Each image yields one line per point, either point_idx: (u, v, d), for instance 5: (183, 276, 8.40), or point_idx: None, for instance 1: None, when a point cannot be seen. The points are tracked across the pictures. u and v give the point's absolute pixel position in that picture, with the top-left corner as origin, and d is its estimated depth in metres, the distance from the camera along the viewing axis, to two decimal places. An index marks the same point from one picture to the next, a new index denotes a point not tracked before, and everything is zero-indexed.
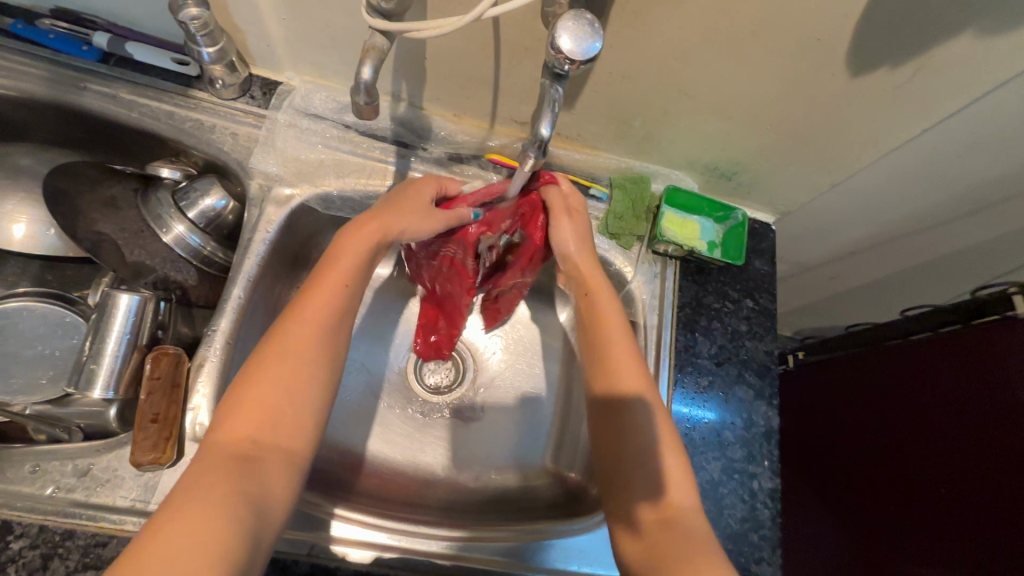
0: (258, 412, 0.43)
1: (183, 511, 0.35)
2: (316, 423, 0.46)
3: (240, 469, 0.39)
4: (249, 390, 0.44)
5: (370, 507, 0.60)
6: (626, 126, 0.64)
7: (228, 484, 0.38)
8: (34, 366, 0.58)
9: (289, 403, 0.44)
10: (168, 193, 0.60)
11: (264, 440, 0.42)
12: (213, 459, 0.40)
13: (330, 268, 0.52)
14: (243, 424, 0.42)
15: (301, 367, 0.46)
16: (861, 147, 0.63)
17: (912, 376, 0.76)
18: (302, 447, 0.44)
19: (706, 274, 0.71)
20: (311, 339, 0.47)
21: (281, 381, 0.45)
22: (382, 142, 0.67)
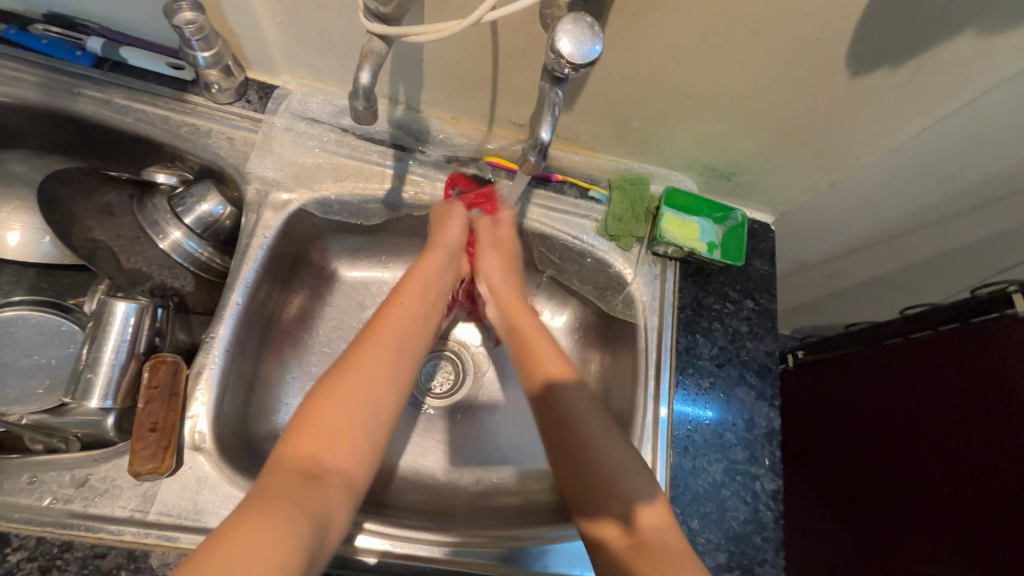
0: (323, 432, 0.43)
1: (250, 520, 0.35)
2: (375, 448, 0.45)
3: (304, 485, 0.39)
4: (319, 405, 0.44)
5: (372, 513, 0.59)
6: (625, 128, 0.63)
7: (289, 499, 0.37)
8: (29, 376, 0.58)
9: (350, 427, 0.44)
10: (164, 199, 0.59)
11: (325, 458, 0.42)
12: (279, 473, 0.40)
13: (398, 295, 0.55)
14: (309, 440, 0.42)
15: (366, 389, 0.46)
16: (861, 147, 0.62)
17: (913, 376, 0.77)
18: (360, 469, 0.43)
19: (706, 274, 0.71)
20: (379, 359, 0.48)
21: (346, 402, 0.45)
22: (380, 145, 0.66)
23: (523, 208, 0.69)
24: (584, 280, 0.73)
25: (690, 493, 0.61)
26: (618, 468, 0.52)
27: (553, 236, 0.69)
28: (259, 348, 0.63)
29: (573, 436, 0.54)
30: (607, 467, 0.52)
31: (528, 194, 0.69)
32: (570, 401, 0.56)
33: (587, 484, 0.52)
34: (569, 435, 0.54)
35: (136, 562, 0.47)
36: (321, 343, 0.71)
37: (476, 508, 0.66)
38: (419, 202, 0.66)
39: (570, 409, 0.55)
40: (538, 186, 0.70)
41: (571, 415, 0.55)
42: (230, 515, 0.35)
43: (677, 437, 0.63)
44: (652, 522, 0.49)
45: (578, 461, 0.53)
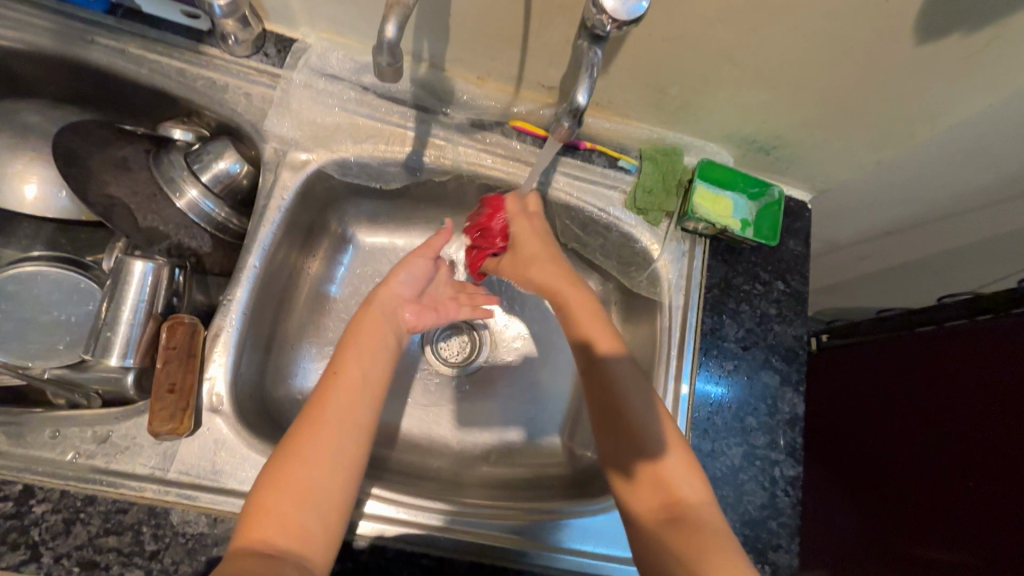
0: (273, 516, 0.41)
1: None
2: (331, 524, 0.43)
3: (258, 572, 0.38)
4: (269, 489, 0.43)
5: (391, 483, 0.60)
6: (662, 94, 0.59)
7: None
8: (50, 332, 0.57)
9: (298, 508, 0.42)
10: (180, 155, 0.58)
11: (277, 542, 0.41)
12: (232, 561, 0.39)
13: (350, 345, 0.51)
14: (261, 527, 0.41)
15: (318, 468, 0.44)
16: (916, 123, 0.58)
17: (948, 368, 0.73)
18: (315, 546, 0.42)
19: (737, 253, 0.68)
20: (326, 433, 0.45)
21: (296, 486, 0.43)
22: (401, 105, 0.63)
23: (548, 177, 0.66)
24: (608, 254, 0.71)
25: (706, 475, 0.60)
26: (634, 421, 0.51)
27: (578, 208, 0.67)
28: (276, 312, 0.63)
29: (618, 424, 0.52)
30: (641, 431, 0.51)
31: (554, 162, 0.66)
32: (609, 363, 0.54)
33: (621, 450, 0.51)
34: (613, 422, 0.52)
35: (156, 519, 0.47)
36: (339, 309, 0.71)
37: (489, 478, 0.66)
38: (441, 167, 0.64)
39: (608, 376, 0.54)
40: (565, 154, 0.67)
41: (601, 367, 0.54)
42: None
43: (697, 419, 0.62)
44: (689, 498, 0.48)
45: (624, 441, 0.51)
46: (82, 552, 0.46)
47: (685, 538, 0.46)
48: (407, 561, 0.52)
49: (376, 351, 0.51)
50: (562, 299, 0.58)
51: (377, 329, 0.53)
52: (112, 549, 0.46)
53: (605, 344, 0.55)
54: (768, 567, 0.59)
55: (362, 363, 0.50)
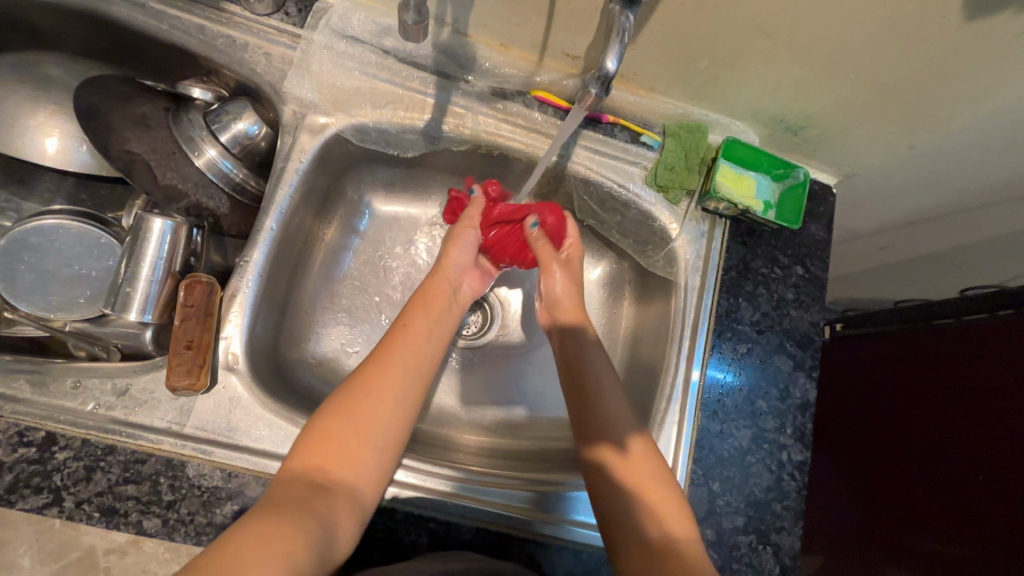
0: (335, 443, 0.43)
1: (254, 525, 0.34)
2: (384, 466, 0.45)
3: (311, 496, 0.39)
4: (333, 418, 0.44)
5: (421, 454, 0.61)
6: (690, 67, 0.58)
7: (298, 506, 0.37)
8: (71, 285, 0.57)
9: (361, 439, 0.44)
10: (199, 115, 0.58)
11: (334, 470, 0.42)
12: (291, 483, 0.40)
13: (420, 304, 0.55)
14: (317, 453, 0.42)
15: (382, 405, 0.45)
16: (955, 105, 0.56)
17: (966, 360, 0.71)
18: (363, 483, 0.43)
19: (757, 236, 0.67)
20: (391, 377, 0.47)
21: (360, 418, 0.44)
22: (422, 71, 0.62)
23: (568, 150, 0.65)
24: (625, 232, 0.70)
25: (714, 456, 0.60)
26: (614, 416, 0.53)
27: (596, 183, 0.66)
28: (291, 276, 0.63)
29: (614, 471, 0.51)
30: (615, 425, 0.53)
31: (575, 134, 0.65)
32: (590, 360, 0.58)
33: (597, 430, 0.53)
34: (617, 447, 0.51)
35: (173, 471, 0.48)
36: (353, 276, 0.71)
37: (496, 449, 0.67)
38: (460, 136, 0.63)
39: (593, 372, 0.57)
40: (586, 127, 0.65)
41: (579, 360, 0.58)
42: (239, 522, 0.34)
43: (707, 400, 0.62)
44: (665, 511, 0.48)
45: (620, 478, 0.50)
46: (102, 498, 0.47)
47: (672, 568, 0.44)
48: (415, 524, 0.53)
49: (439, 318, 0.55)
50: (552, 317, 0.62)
51: (438, 291, 0.57)
52: (132, 498, 0.47)
53: (607, 403, 0.54)
54: (771, 548, 0.59)
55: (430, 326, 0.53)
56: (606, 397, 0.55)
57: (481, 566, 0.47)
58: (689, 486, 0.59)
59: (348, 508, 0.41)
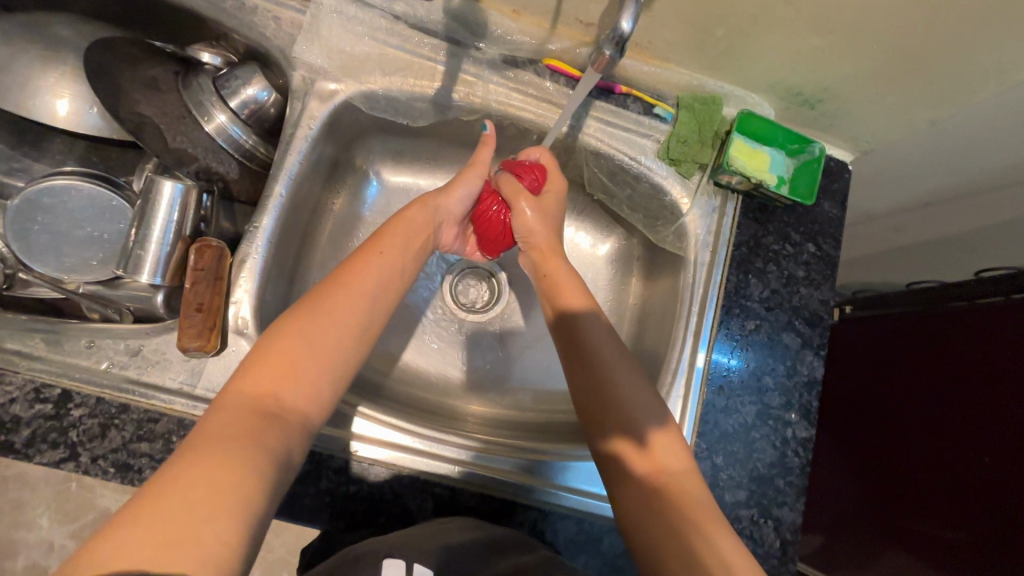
0: (282, 366, 0.41)
1: (197, 462, 0.33)
2: (334, 392, 0.43)
3: (261, 423, 0.38)
4: (281, 343, 0.42)
5: (378, 403, 0.61)
6: (706, 36, 0.56)
7: (247, 438, 0.36)
8: (84, 247, 0.57)
9: (311, 363, 0.42)
10: (209, 79, 0.58)
11: (283, 396, 0.40)
12: (232, 407, 0.38)
13: (387, 233, 0.53)
14: (265, 377, 0.40)
15: (334, 332, 0.44)
16: (980, 78, 0.54)
17: (976, 343, 0.70)
18: (316, 409, 0.42)
19: (769, 212, 0.66)
20: (348, 304, 0.46)
21: (309, 344, 0.42)
22: (433, 37, 0.61)
23: (579, 120, 0.64)
24: (635, 207, 0.70)
25: (718, 430, 0.61)
26: (634, 399, 0.50)
27: (608, 154, 0.65)
28: (300, 244, 0.64)
29: (628, 459, 0.48)
30: (632, 409, 0.50)
31: (587, 105, 0.64)
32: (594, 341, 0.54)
33: (613, 415, 0.50)
34: (636, 440, 0.49)
35: (185, 430, 0.50)
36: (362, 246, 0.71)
37: (501, 420, 0.68)
38: (469, 105, 0.62)
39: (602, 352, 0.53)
40: (599, 97, 0.64)
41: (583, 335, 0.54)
42: (175, 458, 0.33)
43: (713, 376, 0.62)
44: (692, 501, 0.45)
45: (632, 467, 0.48)
46: (117, 455, 0.48)
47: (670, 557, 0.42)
48: (419, 489, 0.54)
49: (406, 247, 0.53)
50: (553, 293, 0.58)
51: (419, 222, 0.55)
52: (145, 455, 0.49)
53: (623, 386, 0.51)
54: (772, 522, 0.60)
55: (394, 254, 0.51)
56: (626, 394, 0.50)
57: (488, 534, 0.48)
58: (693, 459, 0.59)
59: (299, 434, 0.40)
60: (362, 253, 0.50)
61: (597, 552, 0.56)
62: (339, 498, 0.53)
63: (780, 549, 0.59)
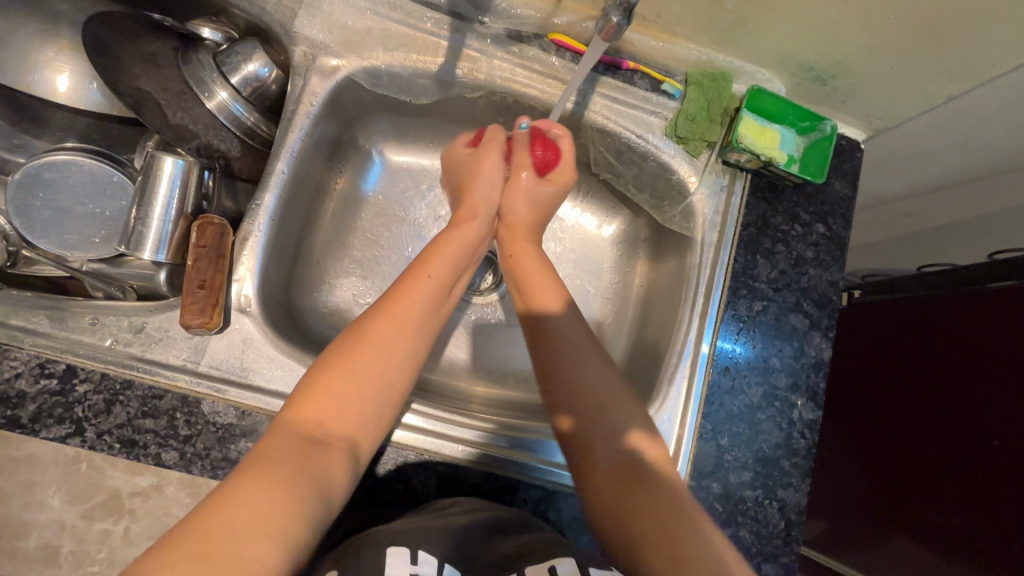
0: (329, 396, 0.41)
1: (247, 489, 0.34)
2: (379, 420, 0.44)
3: (309, 453, 0.38)
4: (328, 371, 0.43)
5: None
6: (717, 8, 0.55)
7: (292, 467, 0.36)
8: (86, 224, 0.57)
9: (357, 392, 0.42)
10: (209, 56, 0.57)
11: (329, 426, 0.41)
12: (282, 437, 0.39)
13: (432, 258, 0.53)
14: (314, 407, 0.41)
15: (381, 360, 0.44)
16: (1000, 51, 0.52)
17: (982, 326, 0.69)
18: (361, 437, 0.42)
19: (778, 191, 0.65)
20: (391, 332, 0.46)
21: (356, 372, 0.43)
22: (435, 11, 0.59)
23: (585, 97, 0.63)
24: (641, 186, 0.68)
25: (724, 411, 0.60)
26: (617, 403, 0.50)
27: (613, 132, 0.64)
28: (302, 224, 0.63)
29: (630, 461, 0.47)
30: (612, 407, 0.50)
31: (593, 81, 0.63)
32: (568, 337, 0.54)
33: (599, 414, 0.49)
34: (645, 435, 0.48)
35: (189, 407, 0.50)
36: (365, 227, 0.71)
37: (504, 401, 0.68)
38: (473, 81, 0.61)
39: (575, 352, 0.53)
40: (605, 73, 0.63)
41: (556, 335, 0.54)
42: (224, 484, 0.34)
43: (720, 358, 0.61)
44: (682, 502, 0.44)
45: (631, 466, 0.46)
46: (122, 430, 0.48)
47: (652, 552, 0.41)
48: (423, 468, 0.54)
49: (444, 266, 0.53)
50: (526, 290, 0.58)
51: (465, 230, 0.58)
52: (150, 431, 0.49)
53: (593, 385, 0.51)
54: (776, 503, 0.59)
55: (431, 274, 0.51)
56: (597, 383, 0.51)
57: (489, 516, 0.47)
58: (698, 440, 0.59)
59: (345, 463, 0.40)
60: (408, 278, 0.51)
61: None
62: None
63: (784, 529, 0.59)
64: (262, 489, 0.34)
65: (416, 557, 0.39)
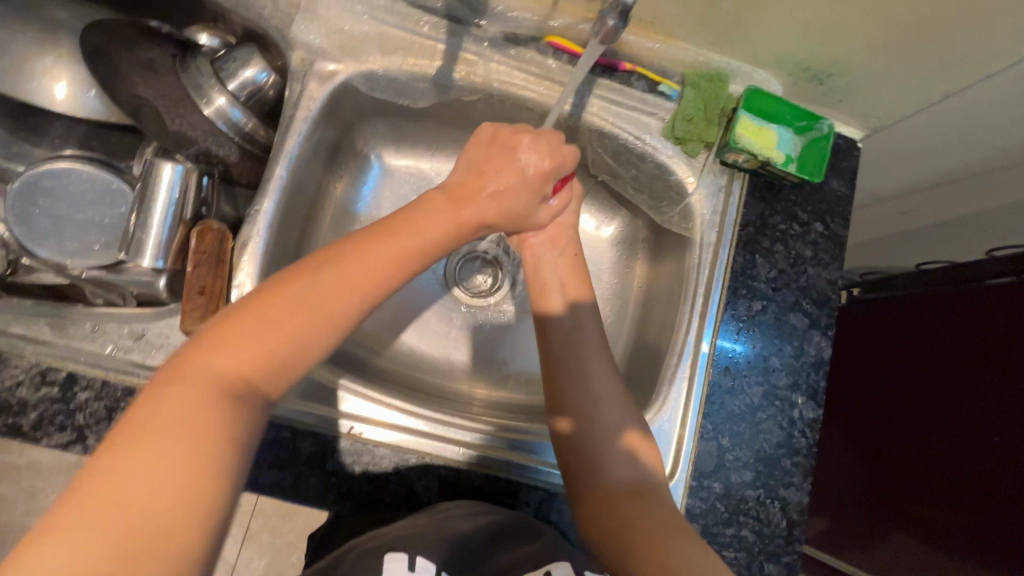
0: (255, 339, 0.36)
1: (144, 451, 0.30)
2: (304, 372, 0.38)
3: (218, 402, 0.33)
4: (260, 312, 0.37)
5: (388, 389, 0.61)
6: (713, 9, 0.55)
7: (195, 418, 0.32)
8: (86, 232, 0.57)
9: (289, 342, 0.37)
10: (207, 63, 0.58)
11: (250, 373, 0.36)
12: (193, 377, 0.34)
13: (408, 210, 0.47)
14: (233, 347, 0.36)
15: (320, 310, 0.39)
16: (995, 49, 0.53)
17: (980, 324, 0.69)
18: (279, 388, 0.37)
19: (776, 191, 0.65)
20: (339, 286, 0.40)
21: (292, 317, 0.38)
22: (432, 15, 0.60)
23: (582, 99, 0.63)
24: (640, 187, 0.69)
25: (725, 411, 0.60)
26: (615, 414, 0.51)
27: (611, 134, 0.64)
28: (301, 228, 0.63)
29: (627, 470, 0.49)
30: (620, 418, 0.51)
31: (590, 83, 0.63)
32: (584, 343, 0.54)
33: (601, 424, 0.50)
34: None
35: None
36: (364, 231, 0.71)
37: (505, 404, 0.68)
38: (471, 84, 0.61)
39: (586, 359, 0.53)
40: (602, 75, 0.63)
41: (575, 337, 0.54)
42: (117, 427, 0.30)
43: (720, 358, 0.61)
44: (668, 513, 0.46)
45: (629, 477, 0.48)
46: None
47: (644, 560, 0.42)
48: (425, 472, 0.54)
49: (428, 236, 0.45)
50: (553, 290, 0.56)
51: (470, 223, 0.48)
52: None
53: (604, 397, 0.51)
54: (778, 503, 0.59)
55: (405, 241, 0.44)
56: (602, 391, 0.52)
57: (492, 519, 0.47)
58: (699, 440, 0.59)
59: (262, 421, 0.36)
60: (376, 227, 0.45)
61: None
62: (344, 481, 0.53)
63: (786, 529, 0.59)
64: (166, 460, 0.30)
65: (414, 563, 0.40)
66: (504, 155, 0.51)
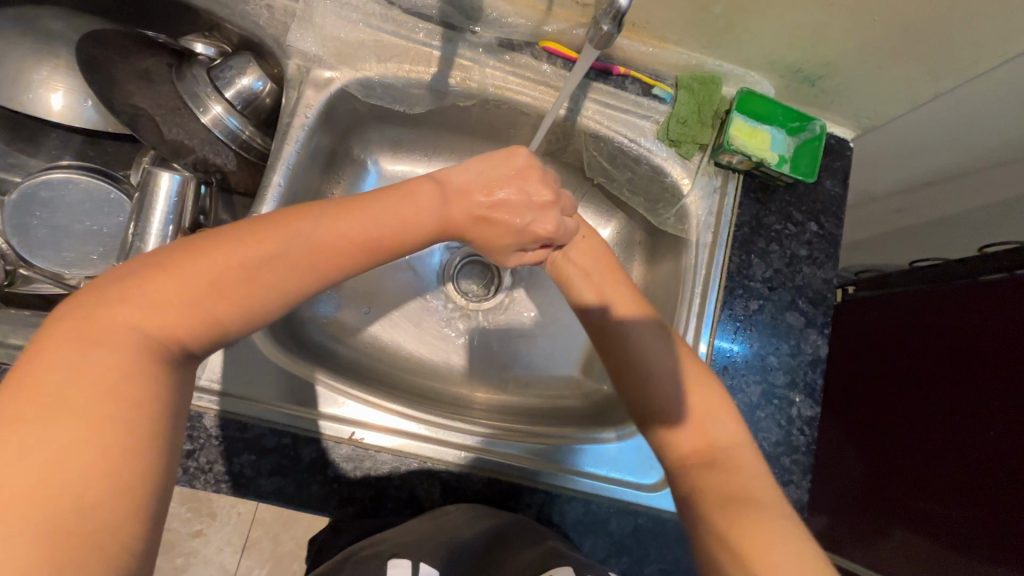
0: (184, 298, 0.32)
1: (33, 423, 0.25)
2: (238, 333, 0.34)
3: (133, 371, 0.29)
4: (194, 267, 0.32)
5: (387, 393, 0.61)
6: (705, 13, 0.55)
7: (105, 389, 0.28)
8: (84, 241, 0.58)
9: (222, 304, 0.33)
10: (203, 71, 0.57)
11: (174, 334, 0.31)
12: (107, 337, 0.29)
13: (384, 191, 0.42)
14: (158, 306, 0.31)
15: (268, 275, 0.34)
16: (982, 49, 0.54)
17: (974, 320, 0.70)
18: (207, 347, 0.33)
19: (770, 191, 0.66)
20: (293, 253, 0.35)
21: (233, 277, 0.33)
22: (427, 22, 0.60)
23: (577, 103, 0.64)
24: (636, 190, 0.69)
25: None
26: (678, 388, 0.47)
27: (606, 137, 0.64)
28: None
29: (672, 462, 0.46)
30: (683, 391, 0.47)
31: (585, 87, 0.63)
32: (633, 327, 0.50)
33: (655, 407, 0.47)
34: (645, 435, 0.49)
35: (191, 422, 0.51)
36: None
37: (505, 407, 0.68)
38: (466, 90, 0.61)
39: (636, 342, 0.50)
40: (597, 79, 0.64)
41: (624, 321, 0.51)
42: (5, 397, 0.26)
43: (718, 357, 0.62)
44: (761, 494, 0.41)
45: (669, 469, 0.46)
46: None
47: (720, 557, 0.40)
48: (427, 476, 0.54)
49: (402, 219, 0.41)
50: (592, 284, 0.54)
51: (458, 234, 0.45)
52: None
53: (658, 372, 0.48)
54: None
55: (370, 212, 0.39)
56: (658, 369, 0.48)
57: (494, 523, 0.47)
58: None
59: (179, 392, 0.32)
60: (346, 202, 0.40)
61: (604, 533, 0.56)
62: (346, 486, 0.53)
63: None
64: (60, 434, 0.26)
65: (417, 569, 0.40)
66: (522, 179, 0.48)
